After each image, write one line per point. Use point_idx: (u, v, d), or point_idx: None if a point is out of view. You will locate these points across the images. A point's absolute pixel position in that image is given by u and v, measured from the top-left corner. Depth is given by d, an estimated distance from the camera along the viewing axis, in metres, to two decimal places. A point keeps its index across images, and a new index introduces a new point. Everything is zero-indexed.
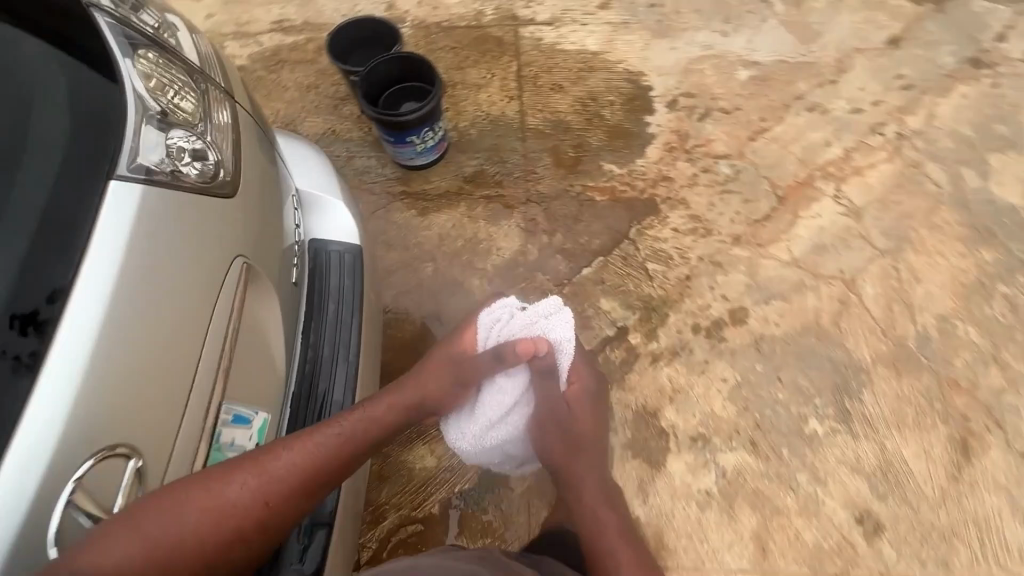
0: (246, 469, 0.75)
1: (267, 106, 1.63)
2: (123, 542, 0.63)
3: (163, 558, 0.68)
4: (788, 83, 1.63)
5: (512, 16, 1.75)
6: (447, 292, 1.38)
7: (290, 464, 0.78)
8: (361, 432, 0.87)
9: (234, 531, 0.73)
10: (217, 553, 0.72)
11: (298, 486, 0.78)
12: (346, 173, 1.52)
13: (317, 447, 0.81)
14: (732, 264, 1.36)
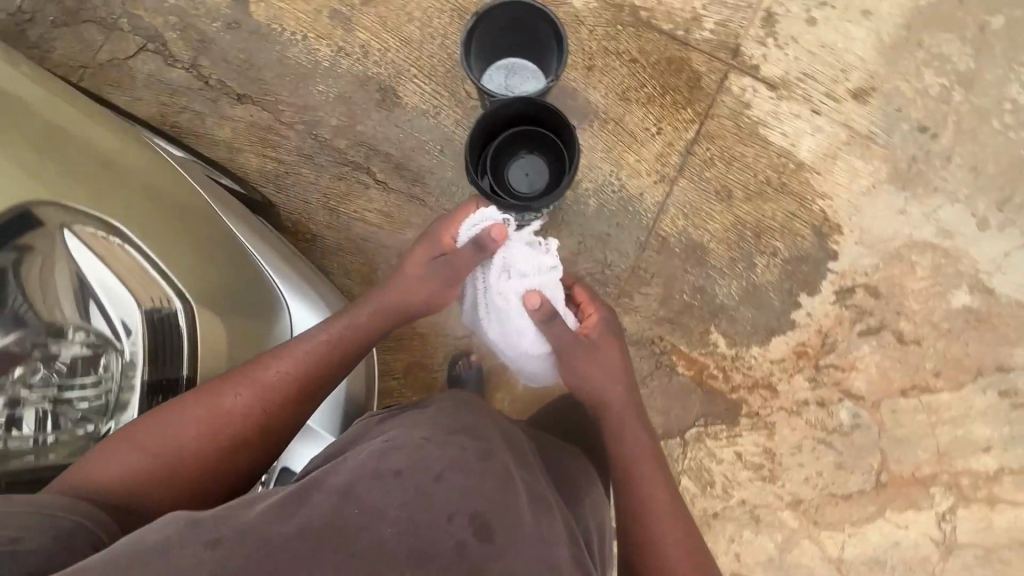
0: (235, 382, 0.78)
1: (377, 34, 1.26)
2: (124, 452, 0.70)
3: (169, 472, 0.71)
4: (1005, 340, 1.19)
5: (730, 53, 1.25)
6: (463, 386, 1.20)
7: (280, 371, 0.81)
8: (342, 339, 0.89)
9: (231, 439, 0.76)
10: (219, 461, 0.75)
11: (290, 390, 0.81)
12: (426, 181, 1.23)
13: (302, 352, 0.84)
14: (770, 528, 1.16)
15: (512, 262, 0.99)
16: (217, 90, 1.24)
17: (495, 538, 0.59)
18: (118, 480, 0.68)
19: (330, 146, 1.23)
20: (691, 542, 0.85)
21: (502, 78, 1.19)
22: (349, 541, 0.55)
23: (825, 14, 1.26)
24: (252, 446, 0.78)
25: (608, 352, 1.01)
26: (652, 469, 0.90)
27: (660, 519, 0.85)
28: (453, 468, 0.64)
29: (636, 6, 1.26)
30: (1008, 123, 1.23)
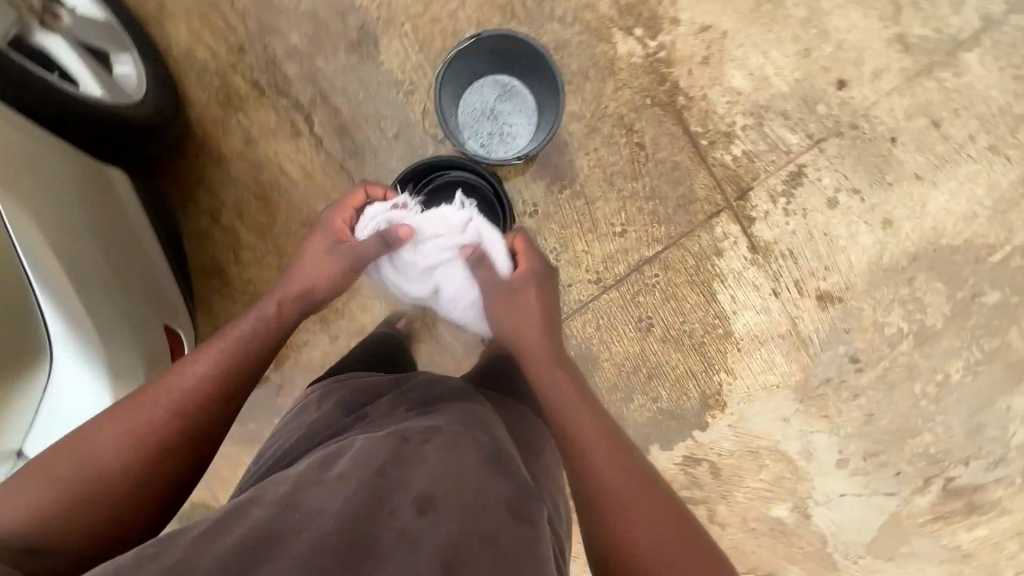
0: (145, 397, 0.69)
1: None
2: (35, 486, 0.62)
3: (93, 492, 0.63)
4: (793, 561, 1.27)
5: (735, 193, 1.12)
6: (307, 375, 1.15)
7: (195, 373, 0.72)
8: (266, 327, 0.79)
9: (157, 448, 0.67)
10: (148, 470, 0.66)
11: (212, 388, 0.71)
12: (362, 159, 1.07)
13: (216, 348, 0.74)
14: None
15: (418, 227, 0.86)
16: None
17: (440, 514, 0.49)
18: (40, 517, 0.60)
19: (278, 66, 1.04)
20: (664, 509, 0.68)
21: (489, 100, 1.04)
22: (292, 546, 0.45)
23: (850, 202, 1.13)
24: (183, 450, 0.69)
25: (528, 294, 0.87)
26: (596, 423, 0.74)
27: (614, 490, 0.68)
28: (398, 461, 0.55)
29: (677, 87, 1.08)
30: (926, 392, 1.22)
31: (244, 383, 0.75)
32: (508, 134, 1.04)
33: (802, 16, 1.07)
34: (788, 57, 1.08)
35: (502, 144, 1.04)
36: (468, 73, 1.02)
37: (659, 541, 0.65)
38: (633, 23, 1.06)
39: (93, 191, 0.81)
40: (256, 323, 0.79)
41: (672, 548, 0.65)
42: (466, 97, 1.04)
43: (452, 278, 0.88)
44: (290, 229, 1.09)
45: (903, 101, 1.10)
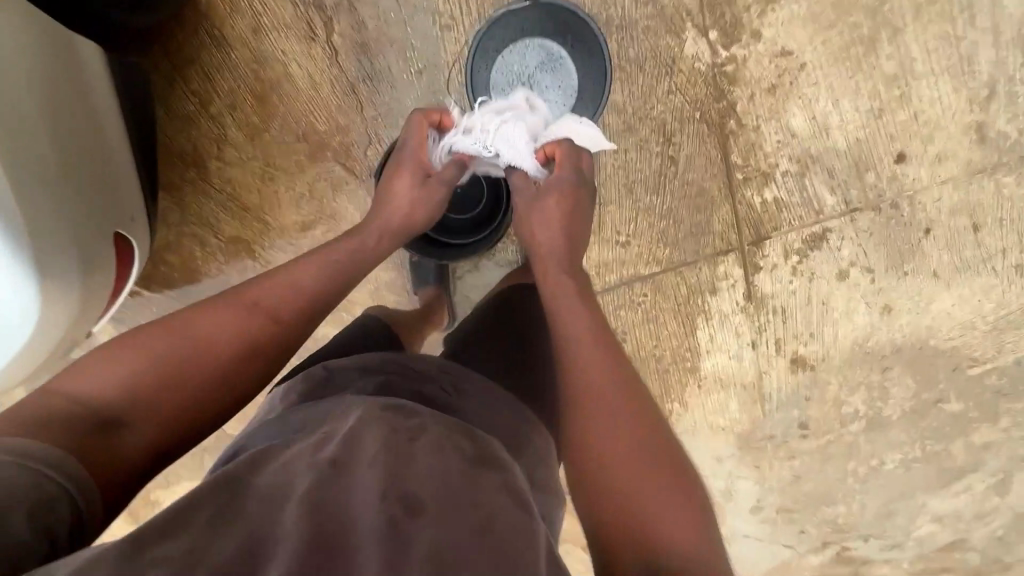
0: (234, 298, 0.67)
1: None
2: (127, 361, 0.61)
3: (183, 381, 0.62)
4: None
5: (750, 236, 1.06)
6: None
7: (281, 289, 0.69)
8: (360, 254, 0.77)
9: (247, 350, 0.66)
10: (238, 371, 0.65)
11: (302, 302, 0.70)
12: (376, 88, 0.97)
13: (311, 264, 0.73)
14: None
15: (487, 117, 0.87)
16: None
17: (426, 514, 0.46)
18: (130, 392, 0.59)
19: None
20: (675, 481, 0.62)
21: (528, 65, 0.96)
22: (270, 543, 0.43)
23: (859, 279, 1.09)
24: (253, 363, 0.66)
25: (553, 211, 0.82)
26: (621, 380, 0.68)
27: (615, 455, 0.62)
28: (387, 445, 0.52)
29: (732, 109, 0.98)
30: (856, 472, 1.25)
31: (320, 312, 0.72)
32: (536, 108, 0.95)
33: (891, 71, 0.96)
34: (858, 111, 0.98)
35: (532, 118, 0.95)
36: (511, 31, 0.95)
37: (664, 512, 0.60)
38: (709, 23, 0.94)
39: (70, 94, 0.75)
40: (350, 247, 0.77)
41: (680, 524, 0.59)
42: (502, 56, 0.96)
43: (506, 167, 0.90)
44: (282, 139, 1.01)
45: (954, 194, 1.03)
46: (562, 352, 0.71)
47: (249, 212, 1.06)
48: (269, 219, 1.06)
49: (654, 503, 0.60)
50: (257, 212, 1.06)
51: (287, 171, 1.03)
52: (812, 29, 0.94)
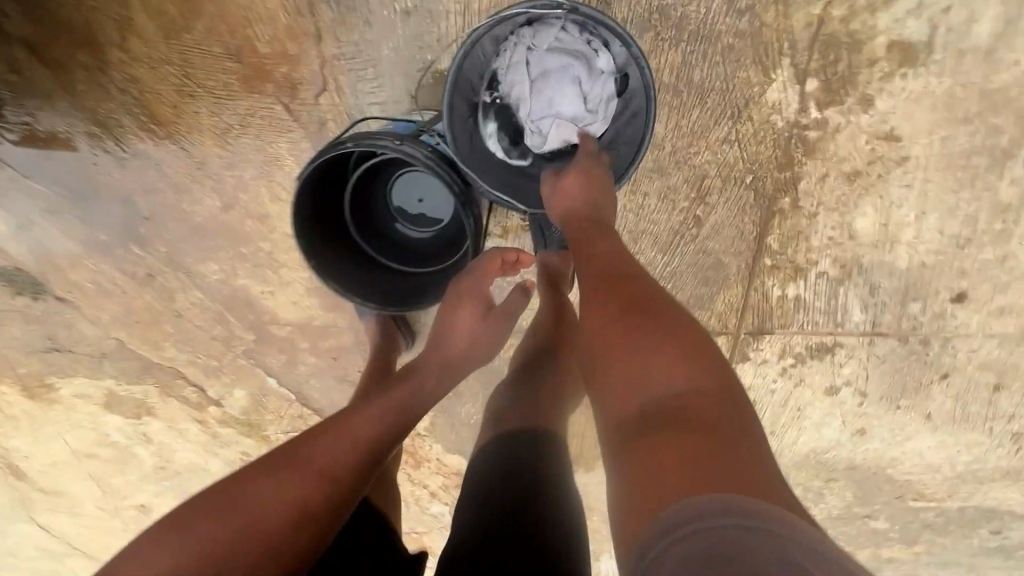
0: (281, 461, 0.56)
1: None
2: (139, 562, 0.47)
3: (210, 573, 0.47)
4: None
5: (752, 327, 0.90)
6: (182, 221, 0.93)
7: (337, 441, 0.59)
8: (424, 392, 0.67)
9: (292, 516, 0.53)
10: (280, 544, 0.51)
11: (360, 453, 0.60)
12: (346, 19, 0.72)
13: (372, 408, 0.63)
14: None
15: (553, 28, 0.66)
16: None
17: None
18: None
19: None
20: (698, 365, 0.48)
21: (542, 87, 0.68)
22: None
23: (847, 398, 0.96)
24: (309, 535, 0.54)
25: (572, 185, 0.66)
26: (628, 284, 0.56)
27: (643, 402, 0.47)
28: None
29: (794, 185, 0.76)
30: None
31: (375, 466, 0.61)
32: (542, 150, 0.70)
33: (1005, 198, 0.74)
34: (941, 233, 0.77)
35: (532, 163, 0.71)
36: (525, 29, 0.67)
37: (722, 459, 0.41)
38: (813, 68, 0.68)
39: None
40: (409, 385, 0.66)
41: (704, 410, 0.45)
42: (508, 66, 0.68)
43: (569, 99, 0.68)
44: (208, 46, 0.76)
45: (995, 349, 0.87)
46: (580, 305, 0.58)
47: (161, 127, 0.83)
48: (185, 143, 0.84)
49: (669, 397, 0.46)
50: (172, 131, 0.83)
51: (212, 90, 0.79)
52: (939, 117, 0.69)
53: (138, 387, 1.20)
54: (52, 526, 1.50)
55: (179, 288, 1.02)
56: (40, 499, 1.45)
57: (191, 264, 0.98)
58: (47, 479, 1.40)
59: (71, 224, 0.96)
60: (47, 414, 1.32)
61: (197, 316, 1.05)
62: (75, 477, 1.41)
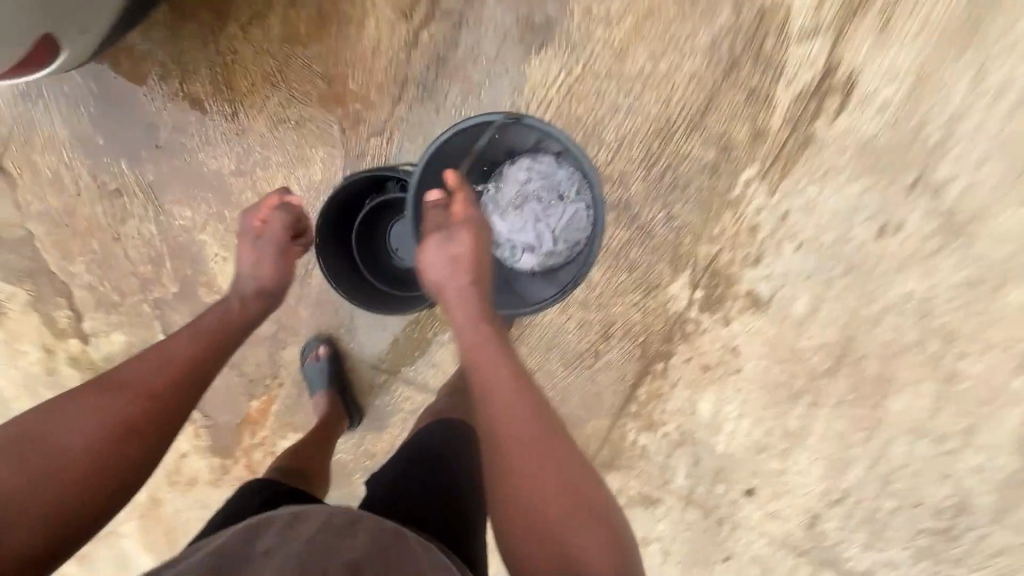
0: (101, 390, 0.69)
1: (631, 15, 0.89)
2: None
3: (57, 474, 0.63)
4: None
5: (604, 458, 1.09)
6: (192, 163, 1.02)
7: (80, 431, 0.65)
8: (236, 332, 0.81)
9: (121, 432, 0.67)
10: (119, 446, 0.66)
11: (176, 380, 0.72)
12: (422, 103, 0.95)
13: (190, 337, 0.76)
14: None
15: (549, 169, 0.94)
16: None
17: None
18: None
19: None
20: (581, 514, 0.62)
21: (537, 214, 0.96)
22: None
23: (653, 553, 1.13)
24: (144, 437, 0.68)
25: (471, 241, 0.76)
26: (524, 427, 0.65)
27: (549, 517, 0.62)
28: (322, 533, 0.60)
29: (669, 357, 1.03)
30: None
31: (156, 420, 0.69)
32: (532, 260, 0.96)
33: (792, 425, 1.04)
34: (749, 435, 1.05)
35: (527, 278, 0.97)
36: (521, 160, 0.95)
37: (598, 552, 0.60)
38: (702, 284, 0.99)
39: None
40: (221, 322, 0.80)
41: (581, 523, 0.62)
42: (509, 187, 0.96)
43: (552, 207, 0.95)
44: (309, 63, 0.95)
45: (764, 548, 1.11)
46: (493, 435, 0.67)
47: (229, 91, 0.98)
48: (242, 113, 0.98)
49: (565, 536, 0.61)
50: (238, 98, 0.98)
51: (291, 91, 0.97)
52: (766, 352, 1.01)
53: (12, 286, 1.12)
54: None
55: (140, 214, 1.05)
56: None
57: (166, 200, 1.04)
58: None
59: (77, 119, 1.01)
60: None
61: (137, 246, 1.07)
62: None
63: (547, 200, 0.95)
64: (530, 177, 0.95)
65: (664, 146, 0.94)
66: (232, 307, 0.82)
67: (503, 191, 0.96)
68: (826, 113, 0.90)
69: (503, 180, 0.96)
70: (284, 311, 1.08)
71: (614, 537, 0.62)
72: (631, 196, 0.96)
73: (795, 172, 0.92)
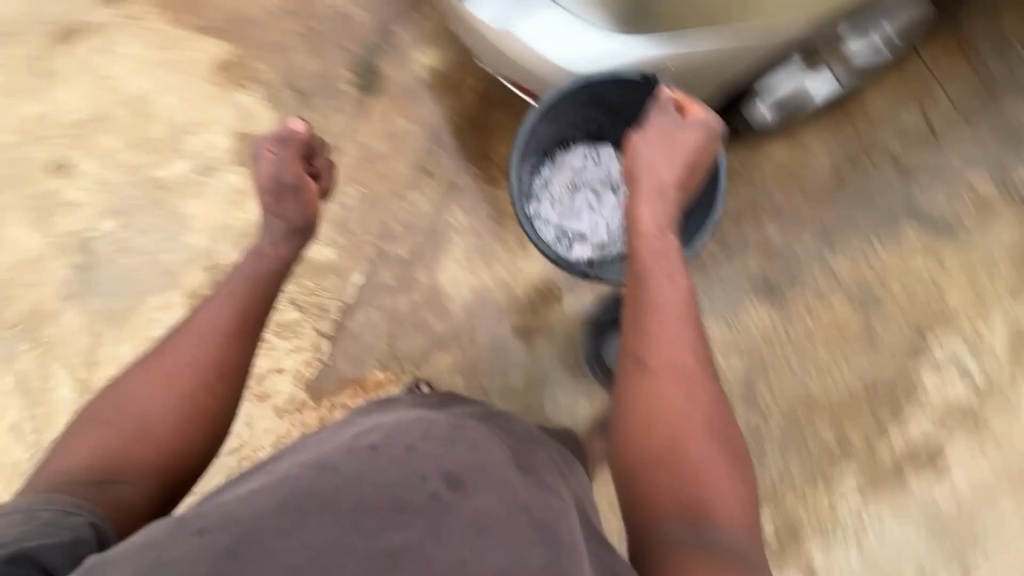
0: (153, 361, 0.78)
1: (829, 322, 1.24)
2: (77, 438, 0.73)
3: (142, 434, 0.73)
4: None
5: None
6: (493, 194, 1.30)
7: (145, 397, 0.75)
8: (265, 272, 0.91)
9: (192, 390, 0.77)
10: (195, 407, 0.76)
11: (222, 334, 0.81)
12: None
13: (230, 295, 0.85)
14: None
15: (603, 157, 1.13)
16: (854, 162, 1.30)
17: (467, 488, 0.59)
18: (84, 457, 0.71)
19: (752, 220, 1.28)
20: (728, 455, 0.69)
21: (592, 200, 1.11)
22: (332, 508, 0.55)
23: None
24: (209, 394, 0.77)
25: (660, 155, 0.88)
26: (681, 355, 0.72)
27: (693, 441, 0.68)
28: (427, 439, 0.65)
29: None
30: None
31: (215, 371, 0.78)
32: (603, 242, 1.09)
33: None
34: None
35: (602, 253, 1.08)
36: (575, 150, 1.12)
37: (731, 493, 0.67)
38: (777, 530, 1.17)
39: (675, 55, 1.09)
40: (246, 275, 0.89)
41: (719, 465, 0.68)
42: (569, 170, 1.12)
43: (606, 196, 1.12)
44: None
45: None
46: (651, 348, 0.73)
47: None
48: None
49: (707, 466, 0.67)
50: None
51: None
52: None
53: None
54: (18, 91, 1.34)
55: (429, 195, 1.30)
56: (64, 78, 1.35)
57: (454, 201, 1.30)
58: (114, 92, 1.34)
59: (447, 119, 1.33)
60: (200, 85, 1.35)
61: (405, 211, 1.29)
62: (121, 113, 1.34)
63: (600, 182, 1.12)
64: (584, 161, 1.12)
65: (804, 414, 1.21)
66: (268, 253, 0.93)
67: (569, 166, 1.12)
68: (917, 468, 1.19)
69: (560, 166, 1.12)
70: (465, 326, 1.25)
71: (747, 483, 0.69)
72: (762, 430, 1.21)
73: (879, 493, 1.19)
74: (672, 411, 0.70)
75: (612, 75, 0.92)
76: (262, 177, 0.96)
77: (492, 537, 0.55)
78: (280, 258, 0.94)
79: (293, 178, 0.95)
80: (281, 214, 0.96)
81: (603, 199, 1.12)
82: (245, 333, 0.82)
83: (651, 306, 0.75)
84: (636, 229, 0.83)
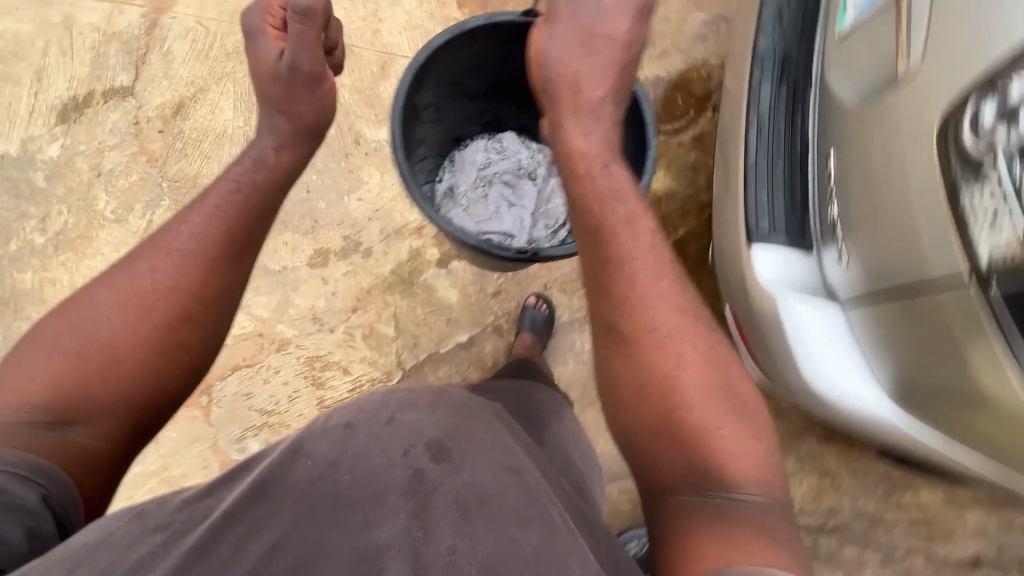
0: (122, 281, 0.74)
1: None
2: (29, 365, 0.69)
3: (104, 360, 0.69)
4: None
5: None
6: None
7: (111, 319, 0.71)
8: (263, 180, 0.85)
9: (169, 312, 0.73)
10: (176, 333, 0.73)
11: (202, 250, 0.77)
12: None
13: (210, 210, 0.80)
14: (314, 313, 1.22)
15: (503, 141, 1.21)
16: (1002, 563, 1.12)
17: (453, 462, 0.57)
18: (41, 384, 0.67)
19: (857, 546, 1.13)
20: (734, 416, 0.68)
21: (508, 193, 1.19)
22: (305, 502, 0.56)
23: None
24: (199, 318, 0.75)
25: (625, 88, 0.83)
26: (666, 317, 0.72)
27: (702, 403, 0.68)
28: (401, 414, 0.61)
29: None
30: None
31: (200, 293, 0.75)
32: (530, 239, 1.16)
33: None
34: None
35: (531, 242, 1.16)
36: (476, 145, 1.20)
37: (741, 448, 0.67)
38: None
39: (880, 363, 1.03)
40: (233, 186, 0.83)
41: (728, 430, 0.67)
42: (473, 167, 1.19)
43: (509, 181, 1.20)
44: None
45: None
46: (640, 314, 0.72)
47: None
48: None
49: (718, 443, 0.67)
50: None
51: None
52: None
53: None
54: None
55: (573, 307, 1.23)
56: None
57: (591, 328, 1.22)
58: (375, 33, 1.33)
59: None
60: None
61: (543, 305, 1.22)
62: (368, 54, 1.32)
63: (507, 179, 1.20)
64: (483, 154, 1.20)
65: None
66: (267, 159, 0.87)
67: (473, 166, 1.19)
68: None
69: (460, 170, 1.19)
70: None
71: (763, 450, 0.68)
72: None
73: None
74: (663, 381, 0.69)
75: (486, 22, 0.95)
76: (270, 49, 0.88)
77: (482, 521, 0.54)
78: (277, 175, 0.87)
79: (317, 69, 0.87)
80: (288, 110, 0.88)
81: (513, 187, 1.20)
82: (221, 257, 0.78)
83: (637, 272, 0.73)
84: (570, 155, 0.81)
